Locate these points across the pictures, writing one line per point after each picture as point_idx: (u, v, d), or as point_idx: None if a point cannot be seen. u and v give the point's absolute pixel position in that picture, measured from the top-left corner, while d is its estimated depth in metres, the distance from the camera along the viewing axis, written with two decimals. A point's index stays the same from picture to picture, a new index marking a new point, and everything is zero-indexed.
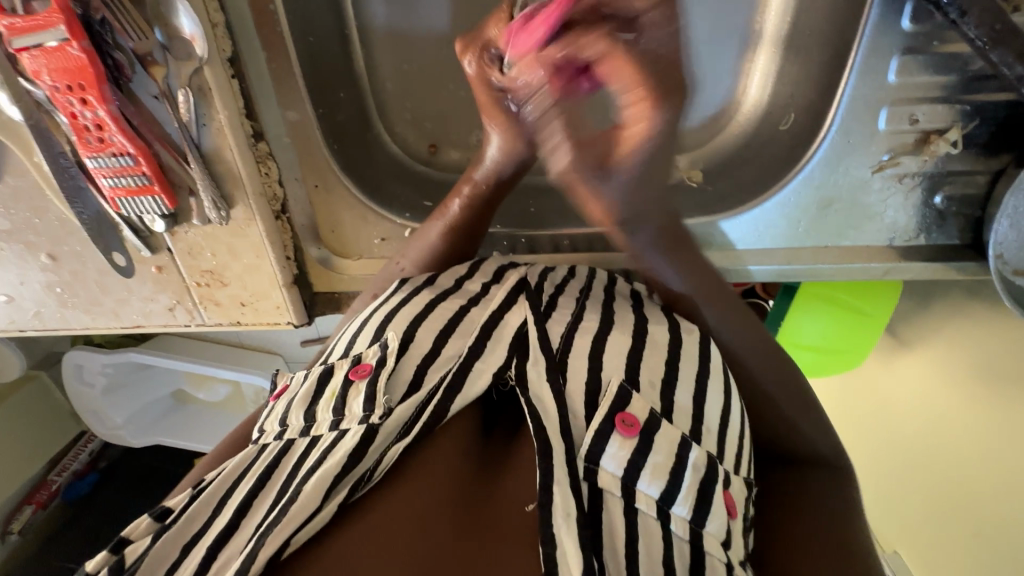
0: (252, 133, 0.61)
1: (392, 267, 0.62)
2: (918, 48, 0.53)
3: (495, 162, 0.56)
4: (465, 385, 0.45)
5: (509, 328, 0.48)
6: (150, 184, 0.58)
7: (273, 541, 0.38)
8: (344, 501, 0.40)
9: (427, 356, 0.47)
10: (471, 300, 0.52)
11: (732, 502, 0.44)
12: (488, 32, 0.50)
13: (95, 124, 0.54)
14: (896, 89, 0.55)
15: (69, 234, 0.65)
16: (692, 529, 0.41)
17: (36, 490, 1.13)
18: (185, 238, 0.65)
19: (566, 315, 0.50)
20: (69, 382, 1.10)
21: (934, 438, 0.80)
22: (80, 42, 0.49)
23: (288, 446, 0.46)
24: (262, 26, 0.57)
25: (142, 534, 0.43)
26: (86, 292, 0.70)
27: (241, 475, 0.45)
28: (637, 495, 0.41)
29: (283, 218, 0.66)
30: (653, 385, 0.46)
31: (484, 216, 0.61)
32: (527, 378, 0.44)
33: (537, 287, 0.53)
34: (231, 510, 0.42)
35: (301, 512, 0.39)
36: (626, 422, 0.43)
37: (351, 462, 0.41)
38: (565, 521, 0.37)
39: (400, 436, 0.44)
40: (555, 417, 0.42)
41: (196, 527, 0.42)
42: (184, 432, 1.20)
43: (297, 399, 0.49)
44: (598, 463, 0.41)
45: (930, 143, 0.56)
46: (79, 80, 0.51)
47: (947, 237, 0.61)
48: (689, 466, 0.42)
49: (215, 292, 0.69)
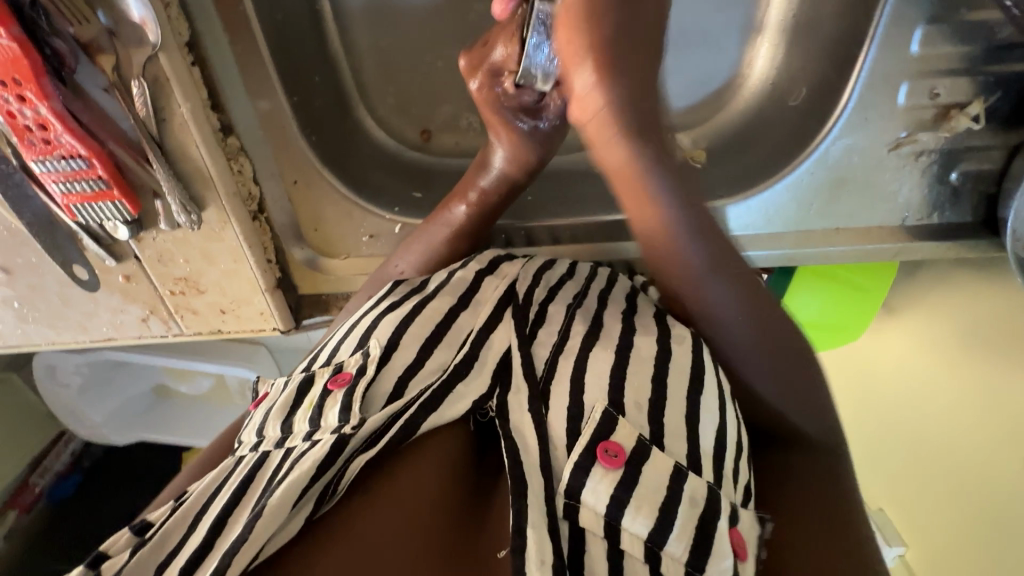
0: (220, 127, 0.55)
1: (390, 270, 0.57)
2: (942, 16, 0.50)
3: (504, 173, 0.55)
4: (443, 405, 0.42)
5: (493, 351, 0.45)
6: (109, 188, 0.52)
7: (244, 555, 0.35)
8: (310, 515, 0.38)
9: (410, 367, 0.44)
10: (460, 300, 0.49)
11: (740, 540, 0.40)
12: (495, 49, 0.49)
13: (38, 123, 0.47)
14: (918, 61, 0.52)
15: (22, 245, 0.59)
16: (686, 571, 0.38)
17: (18, 494, 1.09)
18: (154, 244, 0.59)
19: (554, 335, 0.47)
20: (41, 384, 1.04)
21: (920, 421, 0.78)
22: (9, 28, 0.42)
23: (264, 457, 0.42)
24: (224, 5, 0.51)
25: (121, 549, 0.40)
26: (50, 305, 0.64)
27: (217, 489, 0.41)
28: (622, 535, 0.38)
29: (261, 218, 0.61)
30: (640, 407, 0.43)
31: (488, 218, 0.57)
32: (507, 409, 0.42)
33: (527, 297, 0.49)
34: (207, 526, 0.38)
35: (268, 525, 0.35)
36: (608, 453, 0.40)
37: (319, 472, 0.38)
38: (540, 567, 0.34)
39: (367, 446, 0.40)
40: (533, 450, 0.40)
41: (173, 544, 0.38)
42: (167, 425, 1.15)
43: (275, 409, 0.46)
44: (579, 497, 0.39)
45: (949, 118, 0.53)
46: (13, 74, 0.44)
47: (960, 214, 0.60)
48: (683, 500, 0.39)
49: (191, 299, 0.64)
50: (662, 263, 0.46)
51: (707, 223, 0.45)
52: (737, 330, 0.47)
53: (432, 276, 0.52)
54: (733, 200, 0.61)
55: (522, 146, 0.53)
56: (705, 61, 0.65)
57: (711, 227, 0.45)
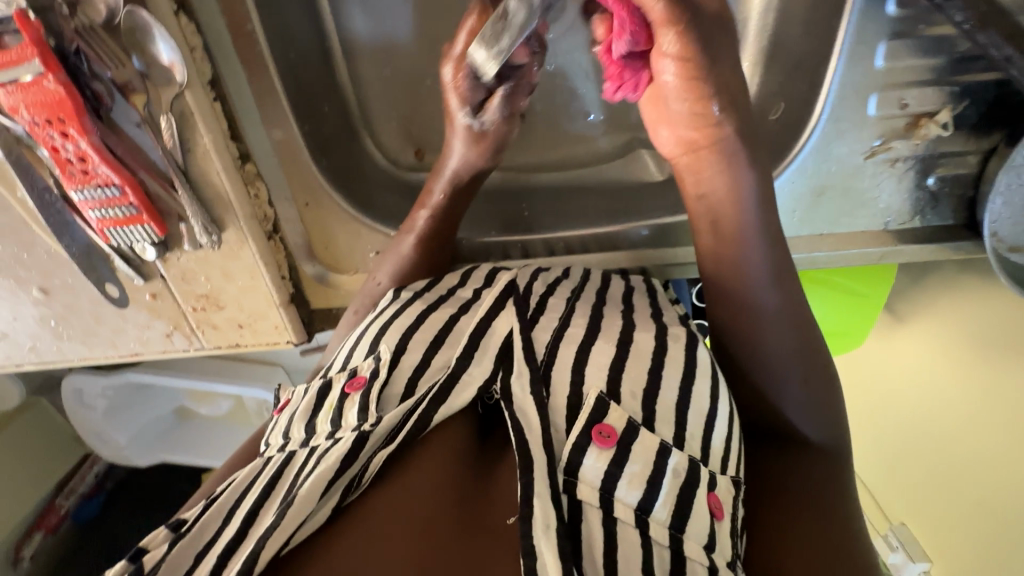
0: (238, 155, 0.60)
1: (371, 285, 0.62)
2: (905, 32, 0.53)
3: (452, 174, 0.60)
4: (452, 396, 0.44)
5: (496, 337, 0.48)
6: (138, 214, 0.57)
7: (276, 539, 0.37)
8: (338, 504, 0.40)
9: (417, 368, 0.47)
10: (461, 308, 0.52)
11: (717, 502, 0.43)
12: (462, 36, 0.52)
13: (78, 157, 0.53)
14: (885, 74, 0.55)
15: (60, 267, 0.64)
16: (671, 534, 0.40)
17: (45, 516, 1.15)
18: (178, 264, 0.64)
19: (554, 319, 0.50)
20: (70, 407, 1.10)
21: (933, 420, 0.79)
22: (56, 74, 0.48)
23: (289, 457, 0.45)
24: (241, 46, 0.56)
25: (159, 543, 0.41)
26: (82, 324, 0.70)
27: (247, 487, 0.44)
28: (615, 504, 0.41)
29: (275, 238, 0.65)
30: (634, 394, 0.45)
31: (451, 221, 0.62)
32: (511, 392, 0.44)
33: (525, 292, 0.53)
34: (239, 519, 0.40)
35: (297, 515, 0.38)
36: (602, 433, 0.42)
37: (344, 464, 0.41)
38: (545, 532, 0.36)
39: (385, 443, 0.43)
40: (537, 429, 0.42)
41: (209, 537, 0.41)
42: (189, 447, 1.20)
43: (297, 412, 0.49)
44: (578, 473, 0.41)
45: (920, 126, 0.56)
46: (58, 114, 0.50)
47: (941, 218, 0.62)
48: (668, 471, 0.42)
49: (212, 315, 0.68)
50: (735, 297, 0.51)
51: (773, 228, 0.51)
52: (778, 330, 0.50)
53: (432, 280, 0.57)
54: (782, 169, 0.60)
55: (474, 140, 0.58)
56: None
57: (781, 270, 0.51)
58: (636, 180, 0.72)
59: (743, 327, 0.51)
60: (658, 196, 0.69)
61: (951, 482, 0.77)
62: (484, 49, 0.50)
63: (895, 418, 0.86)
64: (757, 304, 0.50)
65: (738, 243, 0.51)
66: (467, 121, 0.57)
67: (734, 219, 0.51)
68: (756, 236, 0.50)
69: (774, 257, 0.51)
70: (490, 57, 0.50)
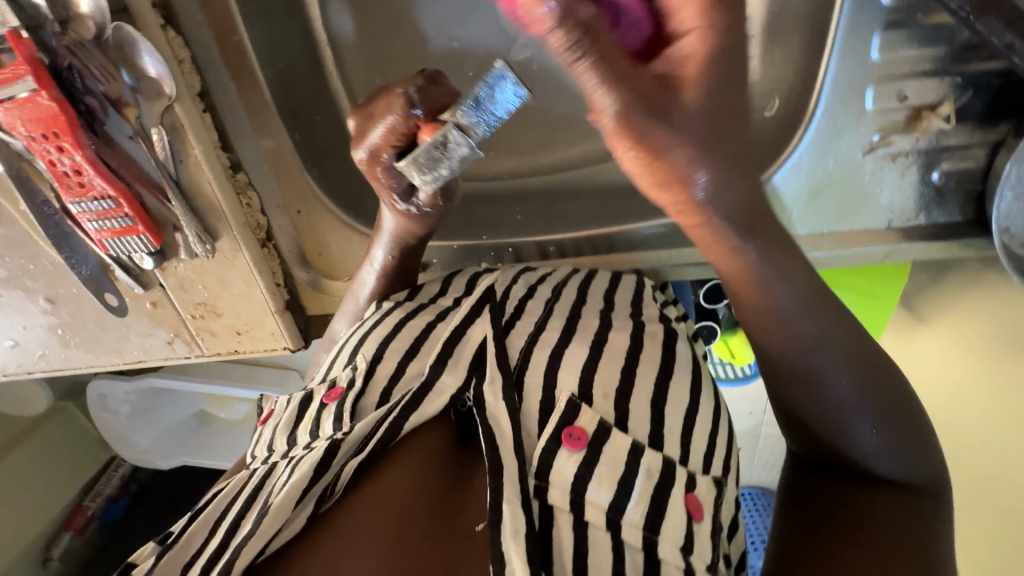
0: (229, 165, 0.61)
1: (333, 329, 0.62)
2: (901, 22, 0.51)
3: (394, 236, 0.54)
4: (423, 403, 0.44)
5: (469, 346, 0.48)
6: (134, 224, 0.58)
7: (250, 550, 0.37)
8: (313, 512, 0.40)
9: (392, 377, 0.47)
10: (439, 315, 0.52)
11: (696, 502, 0.42)
12: (374, 126, 0.45)
13: (74, 170, 0.54)
14: (881, 67, 0.53)
15: (65, 277, 0.66)
16: (645, 536, 0.39)
17: (72, 517, 1.19)
18: (176, 272, 0.65)
19: (530, 324, 0.50)
20: (95, 412, 1.14)
21: (956, 423, 0.75)
22: (49, 91, 0.49)
23: (270, 469, 0.45)
24: (229, 57, 0.58)
25: (147, 556, 0.42)
26: (89, 332, 0.72)
27: (233, 499, 0.44)
28: (587, 507, 0.40)
29: (269, 245, 0.67)
30: (606, 395, 0.45)
31: (407, 273, 0.59)
32: (484, 399, 0.44)
33: (501, 300, 0.52)
34: (220, 532, 0.41)
35: (272, 524, 0.38)
36: (572, 436, 0.42)
37: (317, 473, 0.40)
38: (514, 538, 0.36)
39: (357, 451, 0.43)
40: (508, 437, 0.41)
41: (194, 549, 0.41)
42: (208, 451, 1.21)
43: (281, 424, 0.49)
44: (548, 477, 0.40)
45: (921, 119, 0.54)
46: (53, 128, 0.51)
47: (948, 214, 0.59)
48: (640, 471, 0.41)
49: (210, 322, 0.69)
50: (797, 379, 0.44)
51: (777, 242, 0.40)
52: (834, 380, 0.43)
53: (416, 289, 0.57)
54: (773, 172, 0.59)
55: (410, 220, 0.52)
56: None
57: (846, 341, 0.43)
58: None
59: (796, 378, 0.44)
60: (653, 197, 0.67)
61: (983, 487, 0.71)
62: (418, 173, 0.44)
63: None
64: (811, 364, 0.43)
65: (779, 317, 0.42)
66: (402, 207, 0.50)
67: (752, 295, 0.42)
68: (794, 314, 0.42)
69: (792, 281, 0.41)
70: (425, 180, 0.45)
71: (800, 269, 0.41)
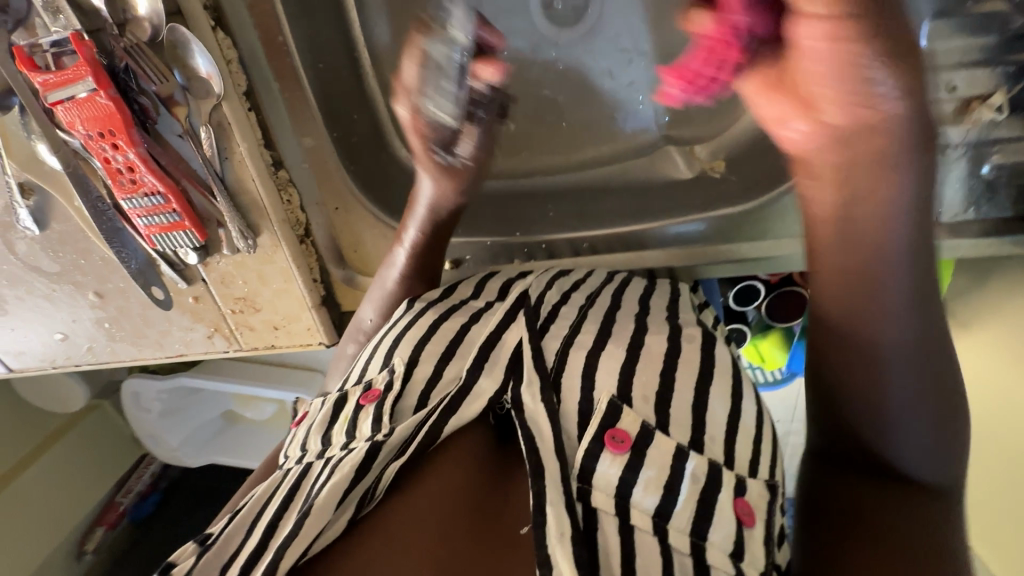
0: (271, 162, 0.62)
1: (361, 321, 0.62)
2: (948, 11, 0.50)
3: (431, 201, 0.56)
4: (461, 407, 0.44)
5: (505, 350, 0.48)
6: (181, 220, 0.60)
7: (294, 550, 0.38)
8: (352, 517, 0.40)
9: (429, 379, 0.48)
10: (472, 318, 0.53)
11: (746, 509, 0.41)
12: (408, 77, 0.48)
13: (127, 167, 0.56)
14: (930, 57, 0.51)
15: (113, 272, 0.69)
16: (692, 542, 0.39)
17: (104, 513, 1.23)
18: (218, 268, 0.67)
19: (565, 327, 0.50)
20: (128, 409, 1.17)
21: (1006, 431, 0.72)
22: (107, 90, 0.52)
23: (306, 470, 0.45)
24: (273, 57, 0.58)
25: (187, 557, 0.42)
26: (132, 324, 0.74)
27: (267, 501, 0.44)
28: (631, 511, 0.39)
29: (307, 242, 0.68)
30: (647, 399, 0.44)
31: (440, 246, 0.60)
32: (522, 402, 0.44)
33: (537, 304, 0.52)
34: (260, 531, 0.41)
35: (316, 524, 0.39)
36: (615, 438, 0.41)
37: (358, 475, 0.41)
38: (559, 541, 0.36)
39: (397, 455, 0.43)
40: (548, 437, 0.41)
41: (232, 549, 0.41)
42: (236, 449, 1.24)
43: (315, 425, 0.50)
44: (591, 481, 0.40)
45: (971, 110, 0.52)
46: (108, 127, 0.54)
47: (999, 209, 0.57)
48: (686, 477, 0.40)
49: (248, 317, 0.71)
50: (855, 376, 0.35)
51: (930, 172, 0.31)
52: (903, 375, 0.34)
53: (449, 289, 0.57)
54: None
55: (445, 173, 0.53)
56: None
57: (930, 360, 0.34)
58: (665, 180, 0.69)
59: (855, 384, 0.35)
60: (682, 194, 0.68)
61: None
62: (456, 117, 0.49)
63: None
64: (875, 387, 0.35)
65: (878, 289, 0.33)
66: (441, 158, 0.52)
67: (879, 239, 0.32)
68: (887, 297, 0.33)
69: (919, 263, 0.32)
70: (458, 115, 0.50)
71: (926, 272, 0.33)
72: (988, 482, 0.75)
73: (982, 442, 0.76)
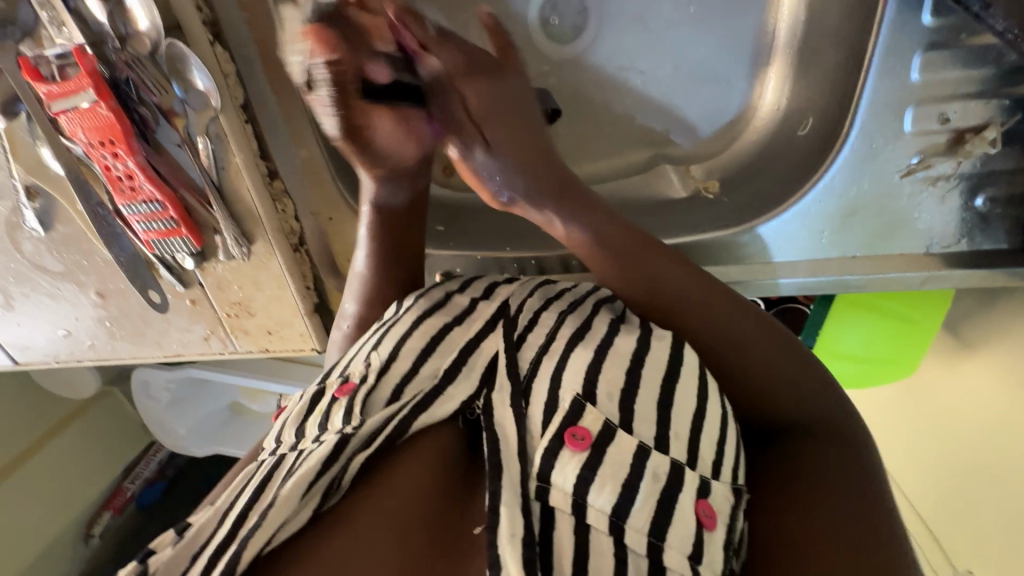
0: (267, 173, 0.63)
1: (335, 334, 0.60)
2: (943, 43, 0.49)
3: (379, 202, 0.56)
4: (433, 406, 0.46)
5: (482, 357, 0.49)
6: (177, 227, 0.62)
7: (256, 540, 0.38)
8: (316, 507, 0.41)
9: (404, 375, 0.48)
10: (457, 317, 0.52)
11: (707, 511, 0.41)
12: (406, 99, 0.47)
13: (127, 174, 0.58)
14: (920, 88, 0.51)
15: (114, 273, 0.71)
16: (649, 543, 0.39)
17: (113, 497, 1.26)
18: (214, 273, 0.69)
19: (541, 337, 0.49)
20: (137, 395, 1.20)
21: (1009, 460, 0.71)
22: (108, 101, 0.54)
23: (279, 460, 0.44)
24: (269, 68, 0.59)
25: (165, 546, 0.41)
26: (132, 325, 0.76)
27: (238, 493, 0.43)
28: (586, 511, 0.39)
29: (301, 250, 0.68)
30: (611, 396, 0.44)
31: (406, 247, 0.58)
32: (492, 407, 0.45)
33: (515, 315, 0.51)
34: (228, 522, 0.39)
35: (279, 514, 0.39)
36: (575, 437, 0.42)
37: (325, 465, 0.41)
38: (510, 541, 0.36)
39: (363, 447, 0.43)
40: (511, 440, 0.43)
41: (202, 540, 0.40)
42: (240, 439, 1.27)
43: (289, 419, 0.49)
44: (550, 480, 0.41)
45: (964, 142, 0.52)
46: (109, 136, 0.55)
47: (994, 241, 0.56)
48: (646, 475, 0.41)
49: (243, 321, 0.73)
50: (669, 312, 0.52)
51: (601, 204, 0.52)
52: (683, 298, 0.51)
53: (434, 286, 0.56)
54: (765, 221, 0.60)
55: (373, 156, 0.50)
56: (714, 97, 0.67)
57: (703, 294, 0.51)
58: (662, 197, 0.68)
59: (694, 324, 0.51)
60: (680, 212, 0.66)
61: None
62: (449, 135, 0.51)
63: (960, 445, 0.78)
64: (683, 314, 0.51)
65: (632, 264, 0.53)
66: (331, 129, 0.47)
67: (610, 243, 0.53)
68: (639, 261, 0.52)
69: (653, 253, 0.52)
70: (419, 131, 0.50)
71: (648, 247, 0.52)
72: (989, 511, 0.74)
73: (985, 470, 0.74)
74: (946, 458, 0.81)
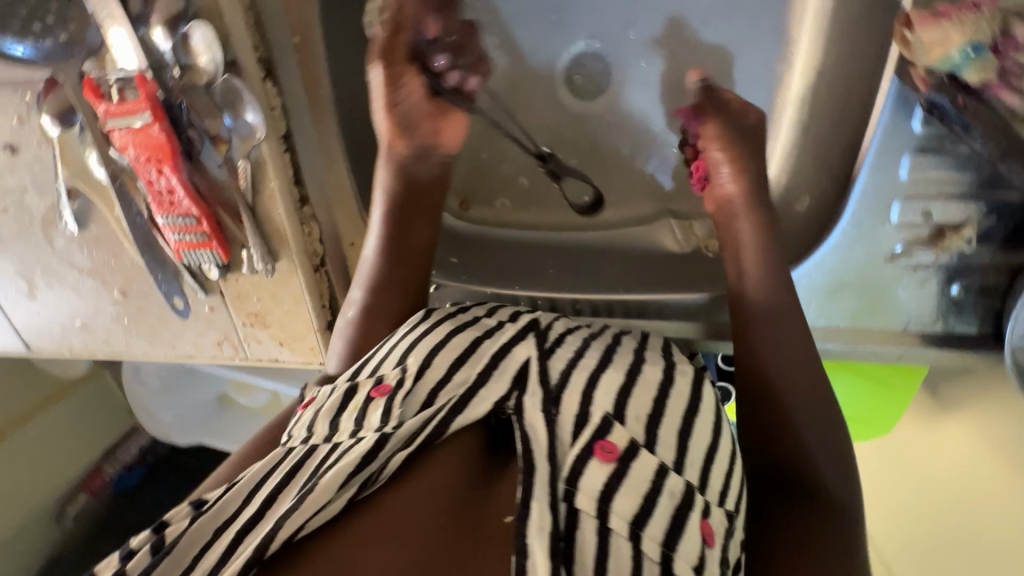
0: (298, 198, 0.67)
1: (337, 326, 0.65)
2: (930, 148, 0.54)
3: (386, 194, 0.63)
4: (468, 407, 0.48)
5: (514, 361, 0.52)
6: (208, 240, 0.66)
7: (288, 526, 0.40)
8: (354, 496, 0.43)
9: (439, 382, 0.51)
10: (485, 332, 0.56)
11: (710, 529, 0.45)
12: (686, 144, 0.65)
13: (168, 189, 0.62)
14: (907, 186, 0.56)
15: (139, 275, 0.74)
16: (664, 551, 0.42)
17: (89, 479, 1.28)
18: (236, 284, 0.72)
19: (569, 352, 0.54)
20: (130, 381, 1.24)
21: (977, 524, 0.74)
22: (160, 124, 0.58)
23: (312, 449, 0.47)
24: (312, 104, 0.63)
25: (180, 518, 0.44)
26: (149, 324, 0.79)
27: (266, 475, 0.46)
28: (610, 513, 0.43)
29: (321, 271, 0.72)
30: (639, 419, 0.49)
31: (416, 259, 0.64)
32: (523, 408, 0.48)
33: (546, 330, 0.56)
34: (258, 502, 0.43)
35: (316, 500, 0.41)
36: (605, 448, 0.46)
37: (365, 459, 0.44)
38: (539, 532, 0.39)
39: (404, 446, 0.46)
40: (543, 443, 0.45)
41: (226, 515, 0.43)
42: (225, 433, 1.28)
43: (322, 410, 0.52)
44: (578, 484, 0.44)
45: (945, 237, 0.57)
46: (157, 155, 0.59)
47: (966, 324, 0.61)
48: (664, 490, 0.45)
49: (257, 331, 0.76)
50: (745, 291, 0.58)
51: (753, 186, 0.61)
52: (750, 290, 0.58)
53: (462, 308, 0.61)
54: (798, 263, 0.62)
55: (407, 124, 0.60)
56: None
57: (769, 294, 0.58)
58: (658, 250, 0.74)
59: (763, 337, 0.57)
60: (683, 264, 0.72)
61: None
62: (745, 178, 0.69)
63: (936, 508, 0.81)
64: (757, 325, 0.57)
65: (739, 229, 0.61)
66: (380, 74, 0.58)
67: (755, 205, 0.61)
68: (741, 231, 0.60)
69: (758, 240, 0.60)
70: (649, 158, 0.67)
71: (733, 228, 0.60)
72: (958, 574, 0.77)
73: (956, 533, 0.77)
74: (919, 519, 0.84)
